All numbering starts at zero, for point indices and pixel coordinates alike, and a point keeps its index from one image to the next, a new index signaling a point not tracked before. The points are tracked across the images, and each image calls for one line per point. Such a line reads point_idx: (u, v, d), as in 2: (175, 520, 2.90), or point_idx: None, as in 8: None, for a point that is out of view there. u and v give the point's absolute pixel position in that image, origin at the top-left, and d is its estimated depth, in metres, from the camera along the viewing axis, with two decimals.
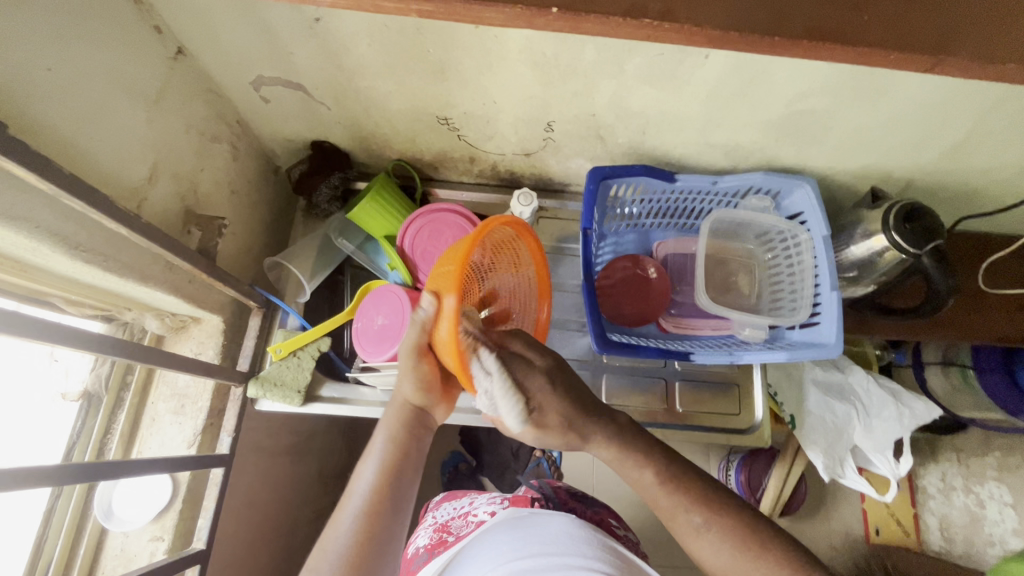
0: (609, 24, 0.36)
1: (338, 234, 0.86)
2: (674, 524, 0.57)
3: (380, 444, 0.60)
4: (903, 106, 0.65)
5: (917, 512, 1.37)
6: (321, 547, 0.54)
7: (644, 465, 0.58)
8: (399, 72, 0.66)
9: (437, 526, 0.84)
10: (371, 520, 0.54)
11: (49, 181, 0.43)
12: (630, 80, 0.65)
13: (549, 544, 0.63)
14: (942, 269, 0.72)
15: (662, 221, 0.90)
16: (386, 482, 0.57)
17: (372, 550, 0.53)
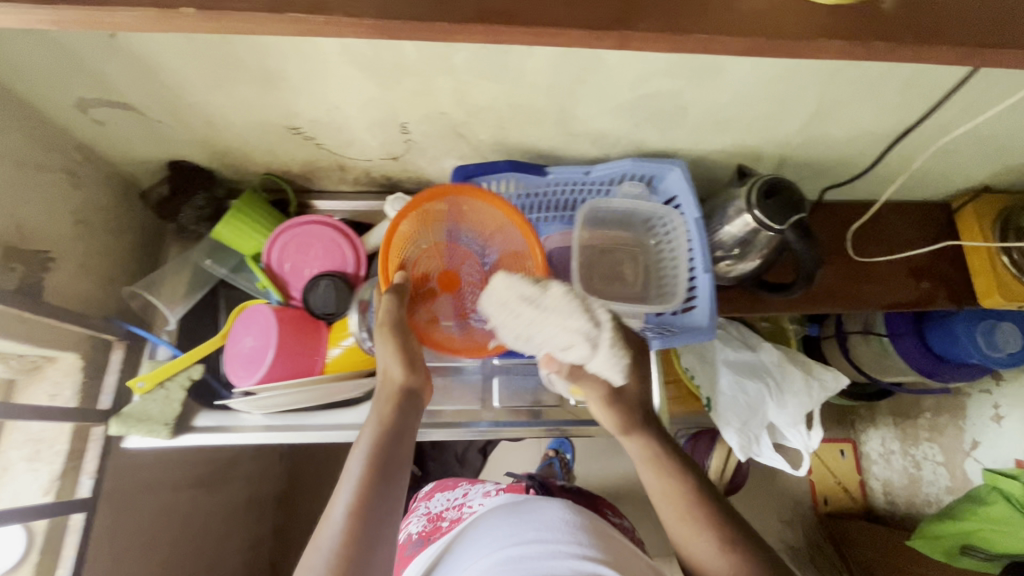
0: (264, 22, 0.37)
1: (209, 258, 0.83)
2: (691, 540, 0.58)
3: (368, 435, 0.55)
4: (746, 83, 0.65)
5: (862, 478, 1.49)
6: (311, 558, 0.48)
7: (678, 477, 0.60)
8: (225, 85, 0.63)
9: (430, 516, 0.85)
10: (364, 519, 0.49)
11: None
12: (466, 76, 0.63)
13: (547, 531, 0.60)
14: (808, 242, 0.71)
15: (546, 214, 0.88)
16: (376, 471, 0.52)
17: (364, 553, 0.47)
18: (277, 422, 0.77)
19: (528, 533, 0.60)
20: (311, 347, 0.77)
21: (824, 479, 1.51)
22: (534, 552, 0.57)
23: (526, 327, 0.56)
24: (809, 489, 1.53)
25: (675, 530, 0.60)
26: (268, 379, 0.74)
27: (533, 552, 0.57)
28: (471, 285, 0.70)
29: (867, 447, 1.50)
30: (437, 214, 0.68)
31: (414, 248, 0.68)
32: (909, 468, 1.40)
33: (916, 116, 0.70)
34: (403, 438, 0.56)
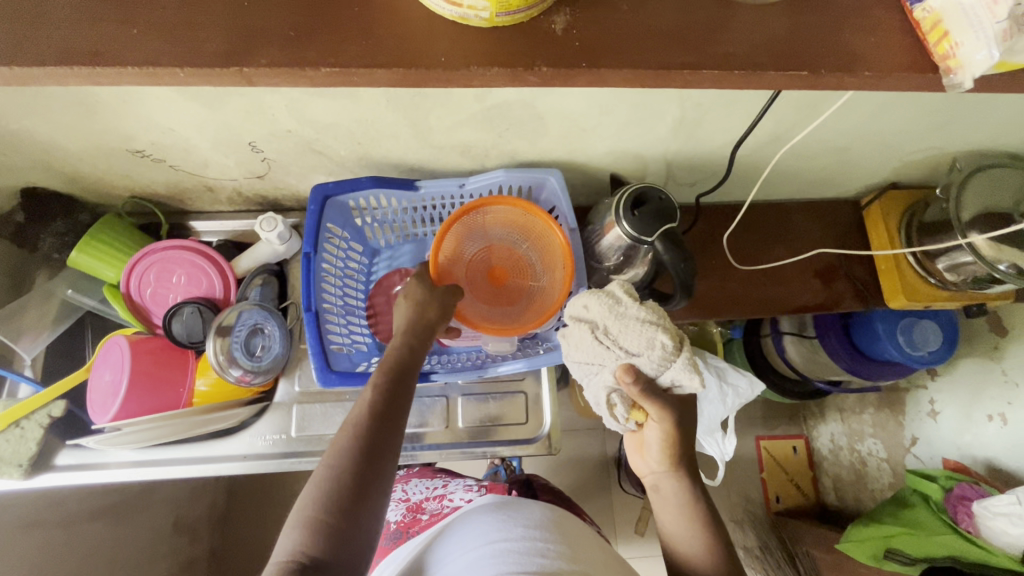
0: None
1: (71, 287, 0.80)
2: (679, 548, 0.62)
3: (389, 356, 0.63)
4: (595, 89, 0.61)
5: (814, 474, 1.51)
6: (333, 447, 0.55)
7: (689, 513, 0.61)
8: (39, 109, 0.59)
9: (410, 505, 0.85)
10: (380, 424, 0.56)
11: None
12: (293, 93, 0.59)
13: (533, 530, 0.64)
14: (679, 253, 0.67)
15: (433, 229, 0.86)
16: (389, 390, 0.59)
17: (378, 449, 0.55)
18: (146, 457, 0.75)
19: (518, 529, 0.63)
20: (175, 378, 0.74)
21: (777, 476, 1.51)
22: (522, 548, 0.60)
23: (619, 327, 0.59)
24: (761, 484, 1.51)
25: (668, 526, 0.63)
26: (124, 416, 0.70)
27: (524, 546, 0.60)
28: (518, 279, 0.75)
29: (819, 442, 1.50)
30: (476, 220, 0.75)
31: (471, 244, 0.75)
32: (857, 464, 1.37)
33: (785, 117, 0.66)
34: (415, 365, 0.64)
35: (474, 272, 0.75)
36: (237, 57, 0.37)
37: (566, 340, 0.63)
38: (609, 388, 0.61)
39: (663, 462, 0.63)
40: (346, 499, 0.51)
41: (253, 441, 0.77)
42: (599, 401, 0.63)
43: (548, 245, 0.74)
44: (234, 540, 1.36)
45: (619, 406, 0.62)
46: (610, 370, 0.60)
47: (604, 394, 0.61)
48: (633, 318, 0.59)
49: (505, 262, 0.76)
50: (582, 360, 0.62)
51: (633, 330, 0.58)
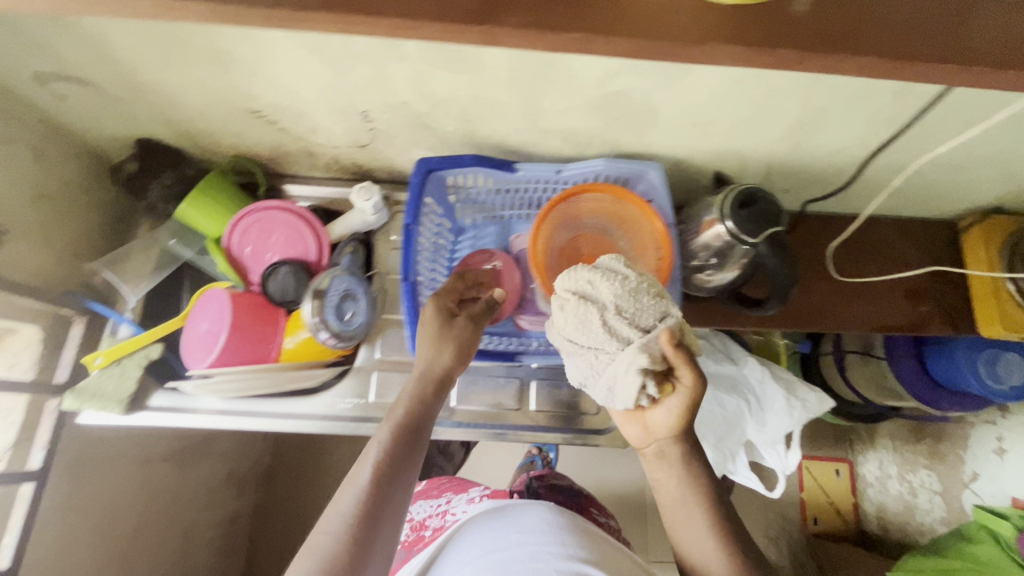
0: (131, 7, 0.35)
1: (174, 237, 0.82)
2: (678, 525, 0.65)
3: (402, 406, 0.63)
4: (721, 83, 0.60)
5: (856, 500, 1.42)
6: (337, 501, 0.55)
7: (687, 487, 0.64)
8: (176, 63, 0.61)
9: (415, 523, 0.92)
10: (386, 480, 0.56)
11: None
12: (421, 65, 0.60)
13: (527, 534, 0.67)
14: (781, 259, 0.67)
15: (520, 212, 0.86)
16: (399, 447, 0.59)
17: (381, 508, 0.55)
18: (231, 407, 0.78)
19: (512, 538, 0.67)
20: (267, 334, 0.77)
21: (816, 498, 1.42)
22: (517, 557, 0.64)
23: (633, 304, 0.56)
24: (798, 505, 1.44)
25: (670, 514, 0.66)
26: (218, 364, 0.73)
27: (517, 556, 0.64)
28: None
29: (863, 468, 1.42)
30: (573, 210, 0.75)
31: (565, 231, 0.75)
32: (906, 495, 1.33)
33: (910, 128, 0.64)
34: (426, 421, 0.63)
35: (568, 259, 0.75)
36: (486, 17, 0.37)
37: (568, 321, 0.59)
38: (639, 371, 0.55)
39: (671, 430, 0.62)
40: (344, 557, 0.51)
41: (333, 403, 0.79)
42: (624, 387, 0.57)
43: (643, 239, 0.74)
44: (278, 496, 1.42)
45: (650, 386, 0.56)
46: (629, 353, 0.55)
47: (632, 377, 0.55)
48: (641, 289, 0.57)
49: (598, 251, 0.76)
50: (589, 345, 0.57)
51: (646, 306, 0.56)
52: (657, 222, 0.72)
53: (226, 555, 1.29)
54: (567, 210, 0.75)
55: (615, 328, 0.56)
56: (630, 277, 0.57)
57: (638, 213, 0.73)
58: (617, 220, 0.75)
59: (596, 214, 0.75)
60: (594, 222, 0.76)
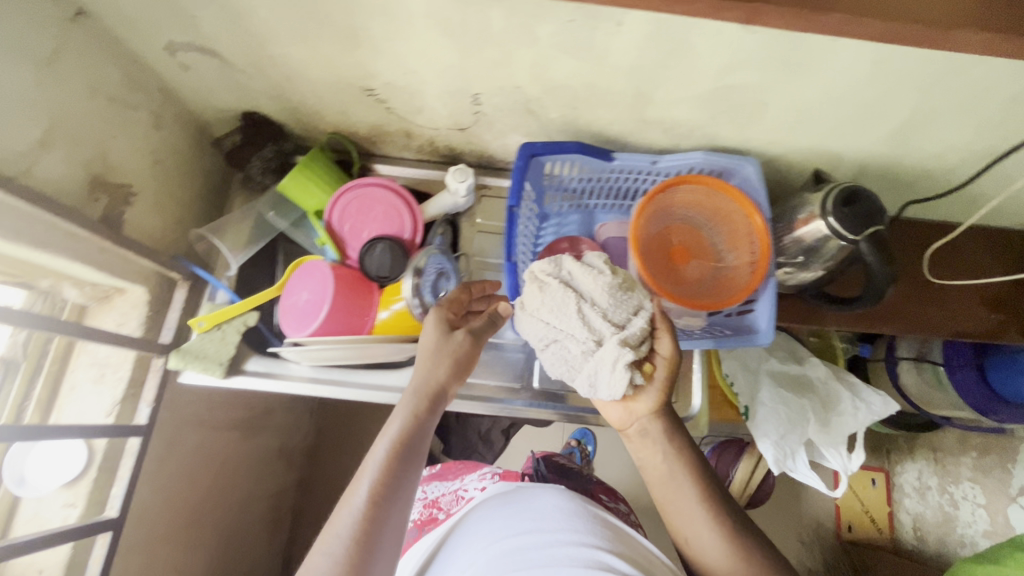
0: None
1: (272, 209, 0.84)
2: (670, 500, 0.65)
3: (397, 424, 0.60)
4: (841, 81, 0.61)
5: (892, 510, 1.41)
6: (332, 527, 0.54)
7: (675, 459, 0.65)
8: (309, 38, 0.63)
9: (427, 502, 0.94)
10: (381, 504, 0.54)
11: None
12: (547, 50, 0.62)
13: (542, 521, 0.68)
14: (882, 257, 0.67)
15: (605, 202, 0.88)
16: (395, 462, 0.57)
17: (376, 536, 0.53)
18: (323, 375, 0.80)
19: (528, 524, 0.68)
20: (363, 307, 0.78)
21: (850, 505, 1.45)
22: (534, 542, 0.64)
23: (611, 295, 0.61)
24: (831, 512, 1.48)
25: (662, 497, 0.66)
26: (319, 333, 0.75)
27: (528, 542, 0.64)
28: (701, 261, 0.76)
29: (902, 479, 1.40)
30: (667, 202, 0.76)
31: (658, 222, 0.76)
32: (946, 506, 1.28)
33: (1019, 136, 0.65)
34: (422, 435, 0.61)
35: (664, 250, 0.75)
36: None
37: (550, 310, 0.61)
38: (626, 365, 0.59)
39: (653, 405, 0.66)
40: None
41: None
42: (612, 382, 0.59)
43: (736, 232, 0.76)
44: (323, 472, 1.45)
45: (632, 375, 0.61)
46: (609, 341, 0.59)
47: (620, 372, 0.59)
48: (615, 282, 0.62)
49: (689, 243, 0.77)
50: (569, 331, 0.61)
51: (623, 299, 0.62)
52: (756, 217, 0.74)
53: (274, 526, 1.33)
54: (661, 203, 0.76)
55: (597, 321, 0.60)
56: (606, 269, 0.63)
57: (732, 207, 0.75)
58: (708, 213, 0.77)
59: (688, 207, 0.77)
60: (685, 215, 0.77)
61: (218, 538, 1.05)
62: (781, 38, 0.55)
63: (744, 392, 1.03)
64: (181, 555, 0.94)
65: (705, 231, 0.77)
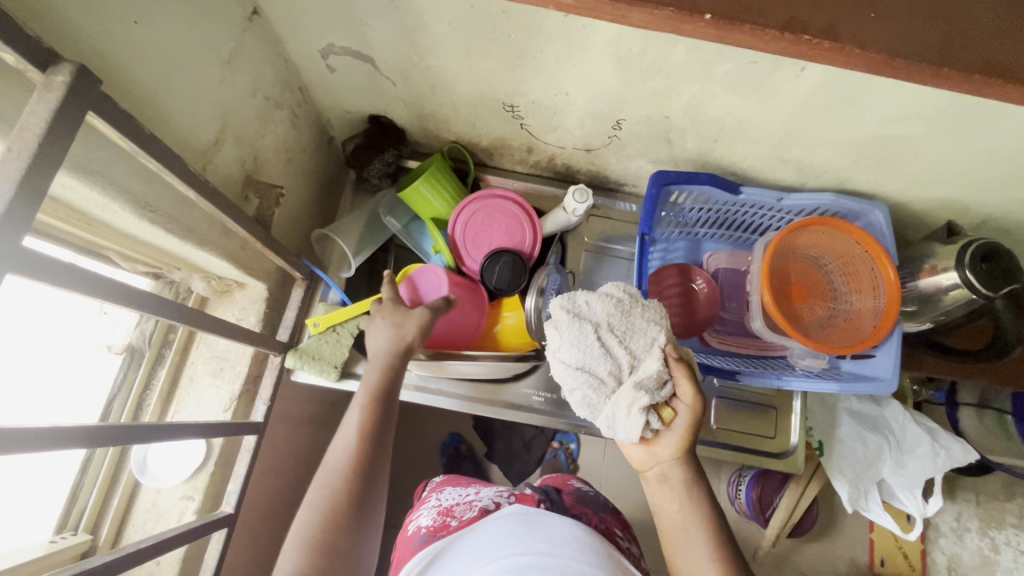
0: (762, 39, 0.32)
1: (388, 213, 0.85)
2: (678, 554, 0.53)
3: (372, 377, 0.63)
4: (1007, 141, 0.61)
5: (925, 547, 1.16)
6: (320, 480, 0.54)
7: (692, 509, 0.53)
8: (474, 54, 0.63)
9: (440, 510, 0.72)
10: (362, 458, 0.56)
11: (145, 152, 0.41)
12: (715, 87, 0.62)
13: (554, 544, 0.58)
14: (1013, 310, 0.69)
15: (716, 232, 0.88)
16: (374, 419, 0.59)
17: (369, 478, 0.55)
18: (429, 384, 0.80)
19: (539, 545, 0.58)
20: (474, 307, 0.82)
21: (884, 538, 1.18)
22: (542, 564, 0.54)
23: (625, 326, 0.56)
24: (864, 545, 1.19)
25: (671, 555, 0.53)
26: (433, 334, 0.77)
27: (539, 563, 0.54)
28: (820, 301, 0.76)
29: (937, 518, 1.17)
30: (792, 241, 0.76)
31: (781, 259, 0.76)
32: (985, 549, 1.15)
33: None
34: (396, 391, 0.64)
35: (784, 289, 0.75)
36: None
37: (566, 343, 0.55)
38: (642, 407, 0.52)
39: (677, 450, 0.54)
40: (335, 538, 0.50)
41: (527, 394, 0.82)
42: (627, 427, 0.53)
43: (858, 275, 0.75)
44: None
45: (652, 420, 0.53)
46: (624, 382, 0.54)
47: (636, 415, 0.52)
48: (637, 314, 0.57)
49: (808, 281, 0.77)
50: (578, 366, 0.55)
51: (638, 329, 0.56)
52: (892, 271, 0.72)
53: None
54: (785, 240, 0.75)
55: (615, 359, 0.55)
56: (624, 299, 0.57)
57: (858, 249, 0.75)
58: (830, 253, 0.77)
59: (810, 244, 0.76)
60: (806, 252, 0.77)
61: None
62: (966, 98, 0.55)
63: (818, 428, 1.04)
64: (259, 548, 0.94)
65: (823, 270, 0.77)
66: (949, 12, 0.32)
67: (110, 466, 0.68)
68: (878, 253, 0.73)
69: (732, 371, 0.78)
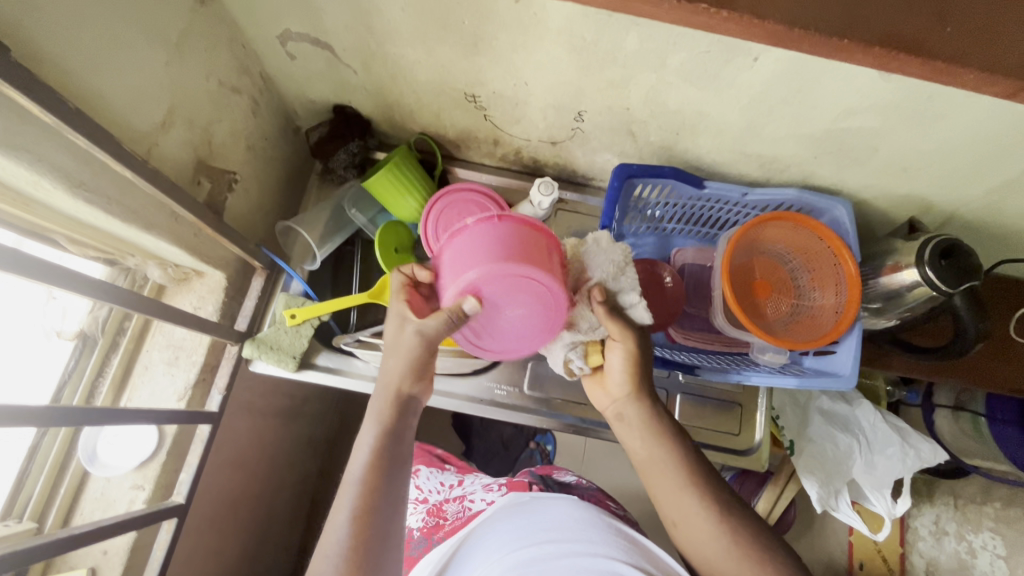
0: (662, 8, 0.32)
1: (353, 204, 0.84)
2: (654, 485, 0.59)
3: (372, 433, 0.56)
4: (960, 135, 0.60)
5: (903, 551, 1.15)
6: (324, 550, 0.52)
7: (656, 445, 0.59)
8: (430, 42, 0.63)
9: (431, 509, 0.81)
10: (364, 524, 0.52)
11: (69, 126, 0.41)
12: (671, 77, 0.61)
13: (558, 531, 0.60)
14: (972, 308, 0.68)
15: (684, 228, 0.87)
16: (377, 475, 0.54)
17: (376, 548, 0.52)
18: None
19: (543, 534, 0.60)
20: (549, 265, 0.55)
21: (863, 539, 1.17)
22: (547, 553, 0.56)
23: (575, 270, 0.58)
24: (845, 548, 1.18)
25: (657, 496, 0.59)
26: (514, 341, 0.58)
27: (545, 552, 0.56)
28: (782, 297, 0.76)
29: (915, 521, 1.16)
30: (754, 235, 0.75)
31: (741, 254, 0.75)
32: (963, 554, 1.11)
33: None
34: (402, 436, 0.57)
35: (745, 286, 0.75)
36: None
37: None
38: (563, 344, 0.60)
39: (625, 388, 0.61)
40: None
41: (490, 388, 0.81)
42: (555, 353, 0.62)
43: (821, 271, 0.75)
44: None
45: (575, 356, 0.61)
46: None
47: (558, 348, 0.61)
48: (589, 257, 0.58)
49: (769, 276, 0.76)
50: None
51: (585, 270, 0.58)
52: (853, 267, 0.72)
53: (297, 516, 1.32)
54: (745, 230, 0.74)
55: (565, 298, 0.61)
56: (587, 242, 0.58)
57: (819, 244, 0.75)
58: (792, 248, 0.76)
59: (770, 239, 0.76)
60: (769, 246, 0.77)
61: (257, 526, 1.04)
62: (916, 90, 0.55)
63: (789, 427, 1.03)
64: (221, 543, 0.92)
65: (784, 266, 0.77)
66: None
67: (59, 454, 0.67)
68: (841, 249, 0.73)
69: (692, 366, 0.80)
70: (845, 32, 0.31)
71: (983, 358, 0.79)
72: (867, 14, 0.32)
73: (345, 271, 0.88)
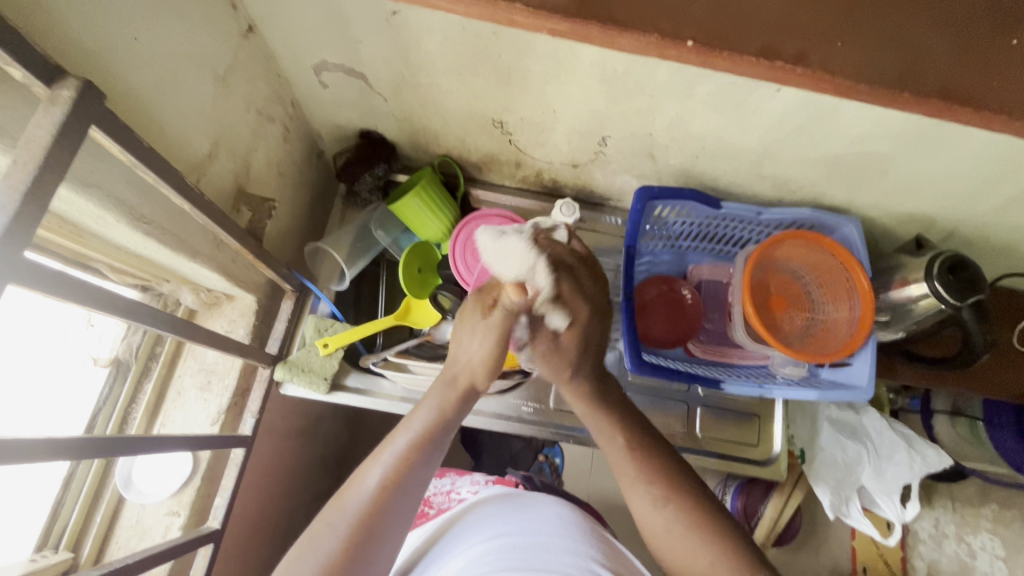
0: (739, 61, 0.34)
1: (379, 226, 0.86)
2: (630, 493, 0.60)
3: (427, 415, 0.60)
4: (966, 159, 0.64)
5: (905, 556, 1.16)
6: (338, 506, 0.55)
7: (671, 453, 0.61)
8: (464, 73, 0.65)
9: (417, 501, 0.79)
10: (388, 494, 0.55)
11: (145, 167, 0.42)
12: (696, 106, 0.64)
13: (538, 525, 0.61)
14: (978, 321, 0.72)
15: (699, 245, 0.90)
16: (416, 455, 0.57)
17: (387, 520, 0.55)
18: (416, 396, 0.79)
19: (525, 525, 0.61)
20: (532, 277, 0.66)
21: (866, 546, 1.18)
22: (526, 544, 0.58)
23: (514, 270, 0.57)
24: (847, 554, 1.18)
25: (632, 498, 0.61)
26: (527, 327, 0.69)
27: (525, 543, 0.58)
28: (796, 312, 0.79)
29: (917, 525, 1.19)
30: (771, 251, 0.79)
31: (758, 269, 0.78)
32: (964, 555, 1.15)
33: None
34: (452, 428, 0.61)
35: (763, 299, 0.78)
36: None
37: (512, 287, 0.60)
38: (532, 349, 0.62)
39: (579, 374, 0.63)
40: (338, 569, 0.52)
41: (516, 405, 0.83)
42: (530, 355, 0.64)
43: (834, 286, 0.78)
44: None
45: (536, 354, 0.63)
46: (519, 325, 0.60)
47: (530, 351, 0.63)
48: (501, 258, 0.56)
49: (783, 291, 0.80)
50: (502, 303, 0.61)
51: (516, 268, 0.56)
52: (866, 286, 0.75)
53: None
54: (764, 246, 0.77)
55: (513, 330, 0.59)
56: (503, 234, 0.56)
57: (833, 261, 0.78)
58: (808, 263, 0.79)
59: (786, 256, 0.79)
60: (784, 261, 0.80)
61: (277, 548, 1.04)
62: (929, 120, 0.59)
63: (801, 437, 1.07)
64: (244, 566, 0.92)
65: (799, 281, 0.80)
66: (902, 41, 0.34)
67: (93, 482, 0.67)
68: (859, 271, 0.75)
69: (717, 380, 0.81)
70: (906, 85, 0.34)
71: (986, 367, 0.82)
72: (921, 69, 0.34)
73: (369, 292, 0.90)
